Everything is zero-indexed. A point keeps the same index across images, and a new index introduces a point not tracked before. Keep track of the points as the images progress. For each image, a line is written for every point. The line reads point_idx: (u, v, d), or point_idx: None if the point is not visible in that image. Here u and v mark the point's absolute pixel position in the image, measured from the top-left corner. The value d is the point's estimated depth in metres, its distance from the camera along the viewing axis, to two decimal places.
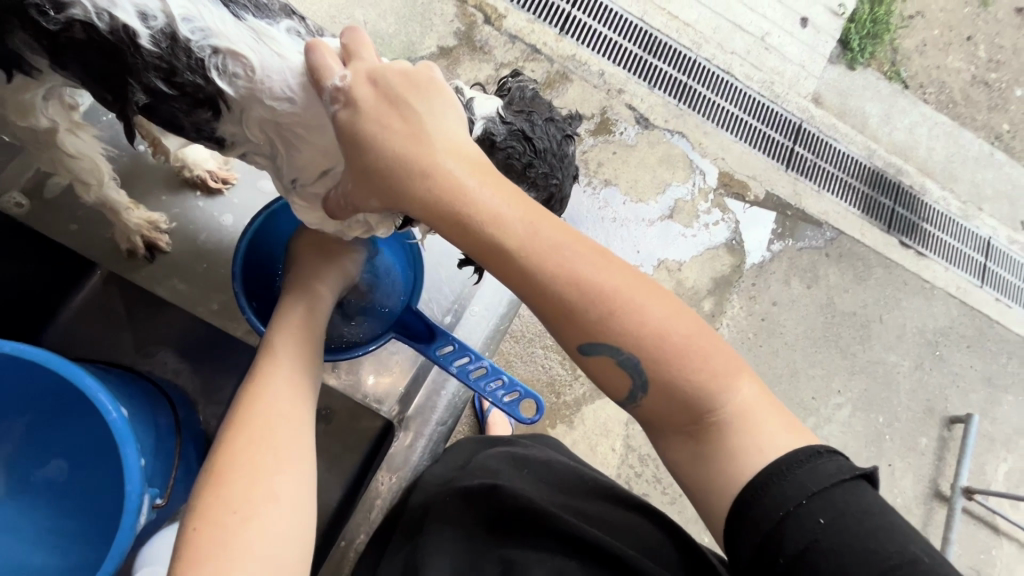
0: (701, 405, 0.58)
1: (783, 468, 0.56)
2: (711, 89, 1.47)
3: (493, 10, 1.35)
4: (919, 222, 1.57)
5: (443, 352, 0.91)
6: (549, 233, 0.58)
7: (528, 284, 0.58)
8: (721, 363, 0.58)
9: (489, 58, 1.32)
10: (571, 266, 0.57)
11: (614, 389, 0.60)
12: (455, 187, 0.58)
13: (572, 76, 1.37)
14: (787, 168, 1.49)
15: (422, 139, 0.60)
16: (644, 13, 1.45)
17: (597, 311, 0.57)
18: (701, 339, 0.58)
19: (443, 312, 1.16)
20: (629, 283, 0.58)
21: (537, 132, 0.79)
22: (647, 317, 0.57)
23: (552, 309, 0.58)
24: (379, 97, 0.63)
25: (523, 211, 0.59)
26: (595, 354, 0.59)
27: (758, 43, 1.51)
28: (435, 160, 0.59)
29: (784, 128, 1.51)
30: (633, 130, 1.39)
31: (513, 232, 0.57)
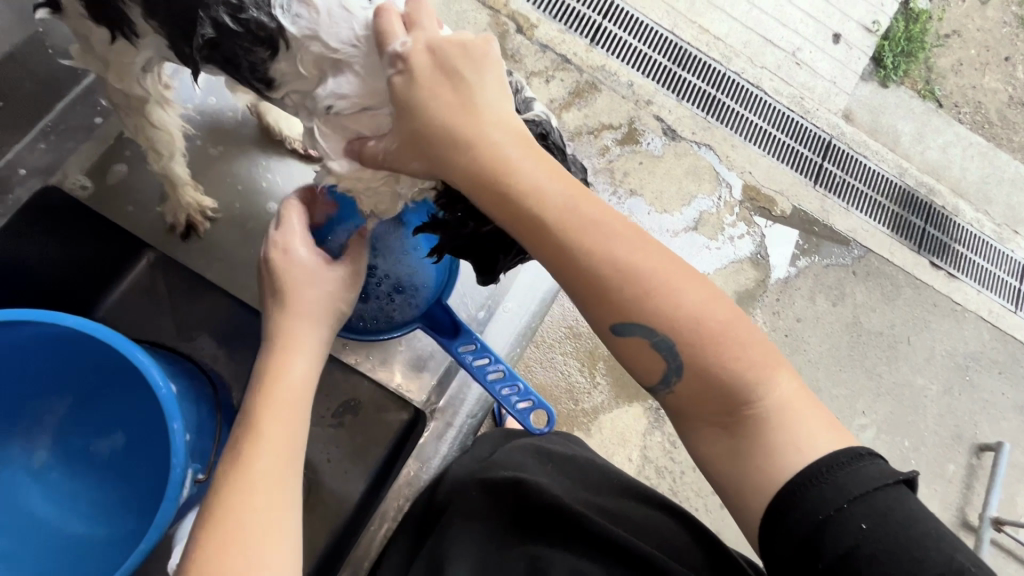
0: (736, 392, 0.59)
1: (824, 470, 0.56)
2: (740, 103, 1.47)
3: (525, 20, 1.37)
4: (950, 242, 1.54)
5: (464, 349, 0.93)
6: (590, 210, 0.60)
7: (564, 260, 0.60)
8: (759, 355, 0.59)
9: (519, 66, 1.34)
10: (609, 246, 0.59)
11: (647, 372, 0.61)
12: (503, 158, 0.60)
13: (601, 86, 1.37)
14: (815, 184, 1.48)
15: (470, 110, 0.62)
16: (674, 26, 1.45)
17: (632, 291, 0.59)
18: (738, 327, 0.60)
19: (476, 305, 1.14)
20: (664, 266, 0.60)
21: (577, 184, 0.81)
22: (682, 303, 0.59)
23: (587, 284, 0.60)
24: (434, 66, 0.63)
25: (565, 186, 0.60)
26: (628, 336, 0.60)
27: (789, 59, 1.51)
28: (482, 130, 0.61)
29: (813, 144, 1.50)
30: (660, 141, 1.39)
31: (554, 207, 0.59)
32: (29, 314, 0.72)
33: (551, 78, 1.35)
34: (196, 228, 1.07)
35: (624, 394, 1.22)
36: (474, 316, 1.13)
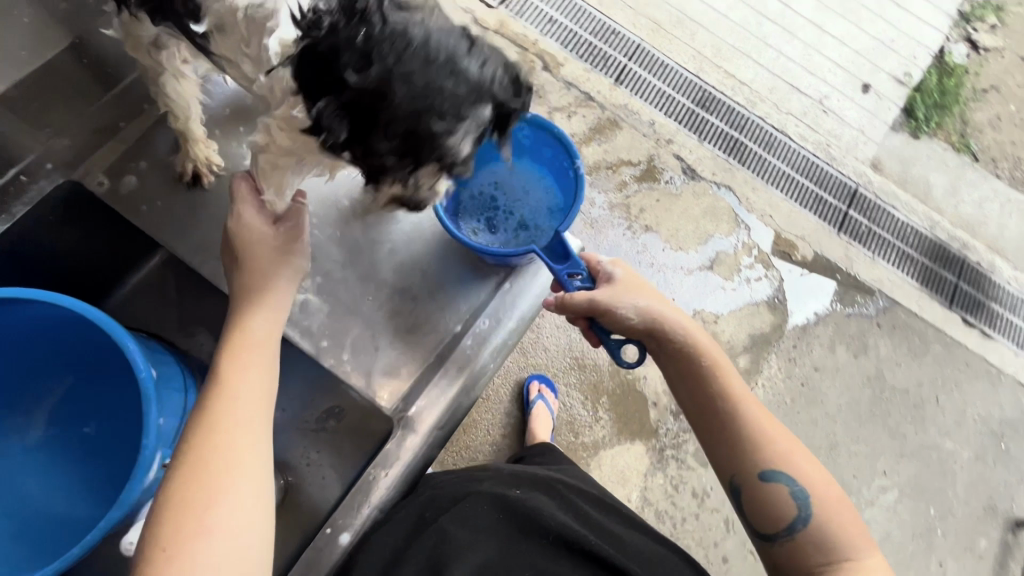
0: (837, 548, 0.71)
1: None
2: (763, 147, 1.46)
3: (552, 58, 1.41)
4: (986, 300, 1.47)
5: (570, 276, 0.91)
6: (756, 402, 0.78)
7: (725, 422, 0.76)
8: (857, 533, 0.73)
9: (543, 102, 1.38)
10: (764, 423, 0.76)
11: (769, 518, 0.73)
12: (693, 344, 0.80)
13: (622, 124, 1.40)
14: (839, 232, 1.45)
15: (670, 310, 0.83)
16: (700, 70, 1.48)
17: (757, 448, 0.75)
18: (847, 510, 0.74)
19: (454, 320, 1.10)
20: (781, 437, 0.76)
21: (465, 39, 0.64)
22: (812, 478, 0.73)
23: (721, 432, 0.77)
24: (636, 288, 0.84)
25: (738, 378, 0.80)
26: (772, 483, 0.73)
27: (816, 106, 1.51)
28: (682, 323, 0.81)
29: (839, 191, 1.47)
30: (680, 179, 1.40)
31: (730, 386, 0.78)
32: (24, 291, 0.75)
33: (574, 114, 1.39)
34: (201, 178, 1.10)
35: (627, 431, 1.19)
36: (451, 332, 1.10)
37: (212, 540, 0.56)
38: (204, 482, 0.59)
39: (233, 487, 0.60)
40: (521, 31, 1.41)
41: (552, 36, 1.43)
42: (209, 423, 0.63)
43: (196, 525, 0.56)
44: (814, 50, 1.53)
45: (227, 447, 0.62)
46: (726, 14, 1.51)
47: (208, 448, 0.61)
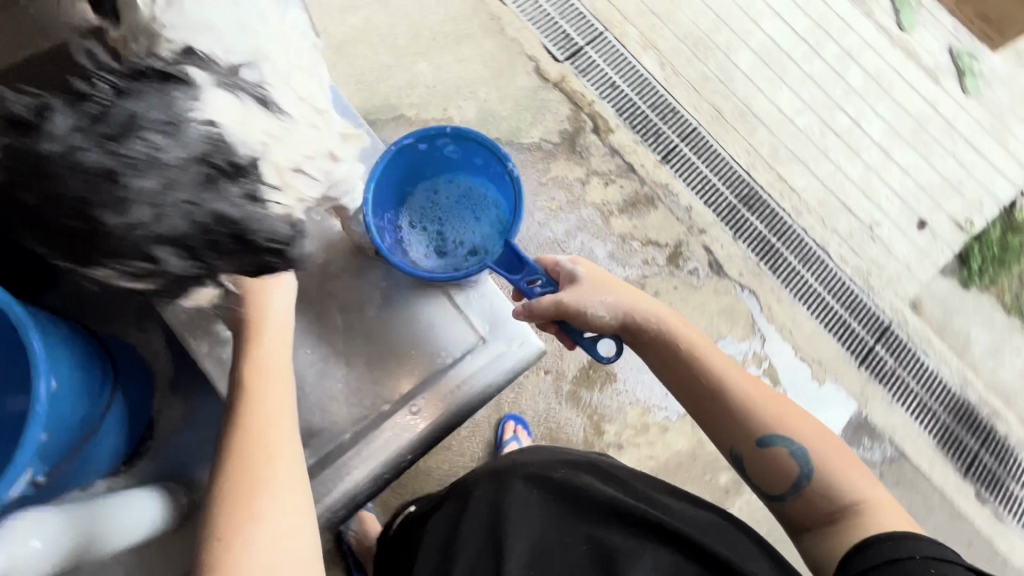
0: (839, 488, 0.69)
1: (906, 539, 0.63)
2: (799, 259, 1.40)
3: (603, 122, 1.40)
4: (1006, 477, 1.35)
5: (530, 284, 0.87)
6: (739, 373, 0.76)
7: (716, 399, 0.74)
8: (853, 470, 0.71)
9: (584, 163, 1.36)
10: (751, 391, 0.74)
11: (777, 480, 0.71)
12: (666, 330, 0.77)
13: (658, 203, 1.37)
14: (860, 365, 1.36)
15: (635, 296, 0.81)
16: (751, 167, 1.44)
17: (750, 415, 0.73)
18: (842, 454, 0.72)
19: (385, 396, 0.97)
20: (768, 399, 0.74)
21: (226, 189, 0.55)
22: (806, 436, 0.72)
23: (714, 413, 0.74)
24: (599, 278, 0.82)
25: (717, 353, 0.77)
26: (771, 445, 0.72)
27: (864, 231, 1.44)
28: (649, 310, 0.79)
29: (869, 323, 1.39)
30: (703, 272, 1.35)
31: (711, 363, 0.75)
32: None
33: (612, 182, 1.36)
34: None
35: None
36: (377, 409, 0.96)
37: (282, 547, 0.61)
38: (253, 505, 0.62)
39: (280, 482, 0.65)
40: (580, 90, 1.40)
41: (609, 101, 1.42)
42: (244, 459, 0.65)
43: (258, 537, 0.60)
44: (875, 173, 1.47)
45: (264, 453, 0.66)
46: (792, 118, 1.48)
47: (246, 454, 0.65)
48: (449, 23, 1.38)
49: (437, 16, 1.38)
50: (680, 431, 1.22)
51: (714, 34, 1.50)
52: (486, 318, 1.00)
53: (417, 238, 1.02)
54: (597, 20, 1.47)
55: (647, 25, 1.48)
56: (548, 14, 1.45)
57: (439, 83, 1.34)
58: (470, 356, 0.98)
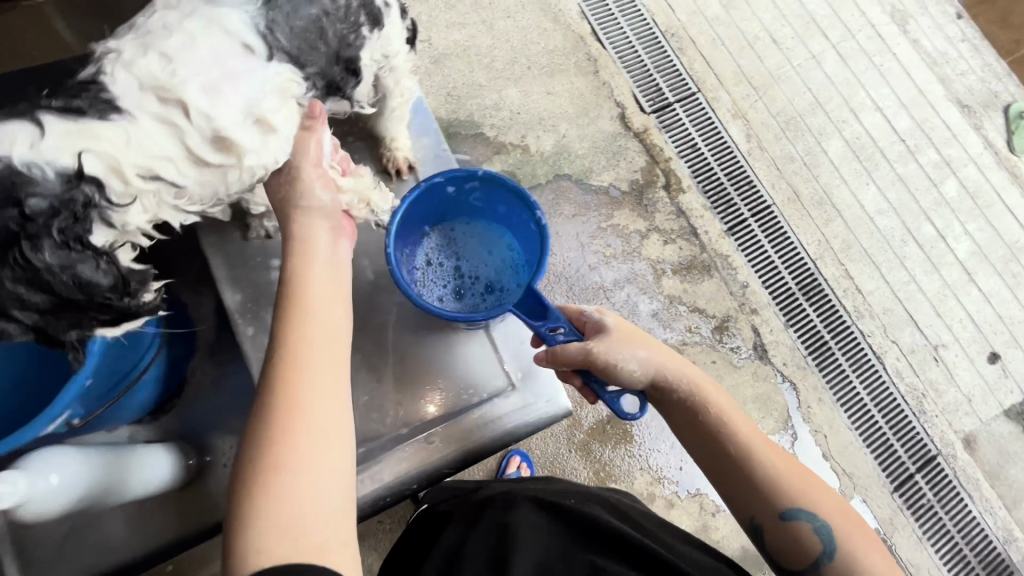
0: (858, 570, 0.65)
1: None
2: (851, 365, 1.33)
3: (677, 180, 1.38)
4: None
5: (553, 331, 0.84)
6: (766, 444, 0.72)
7: (740, 471, 0.70)
8: (870, 547, 0.68)
9: (648, 217, 1.35)
10: (778, 464, 0.70)
11: (800, 556, 0.67)
12: (692, 394, 0.74)
13: (713, 272, 1.34)
14: (893, 490, 1.27)
15: (665, 353, 0.78)
16: (819, 257, 1.39)
17: (773, 492, 0.69)
18: (863, 536, 0.68)
19: (406, 419, 1.01)
20: (795, 473, 0.70)
21: (32, 241, 0.64)
22: (829, 514, 0.68)
23: (736, 482, 0.71)
24: (628, 330, 0.79)
25: (744, 420, 0.73)
26: (794, 519, 0.67)
27: (928, 350, 1.35)
28: (678, 371, 0.75)
29: (913, 449, 1.30)
30: (745, 353, 1.30)
31: (739, 434, 0.71)
32: None
33: (671, 242, 1.34)
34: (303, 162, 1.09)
35: None
36: (396, 430, 1.00)
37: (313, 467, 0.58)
38: (286, 420, 0.59)
39: (313, 406, 0.60)
40: (659, 145, 1.40)
41: (686, 161, 1.40)
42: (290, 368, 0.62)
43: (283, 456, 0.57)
44: (952, 294, 1.39)
45: (301, 372, 0.61)
46: (873, 217, 1.42)
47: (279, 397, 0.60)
48: (547, 55, 1.41)
49: (537, 47, 1.41)
50: (685, 511, 1.16)
51: (809, 117, 1.47)
52: (520, 367, 1.04)
53: (435, 278, 1.06)
54: (692, 80, 1.47)
55: (742, 95, 1.47)
56: (645, 65, 1.46)
57: (524, 110, 1.37)
58: (495, 400, 1.02)
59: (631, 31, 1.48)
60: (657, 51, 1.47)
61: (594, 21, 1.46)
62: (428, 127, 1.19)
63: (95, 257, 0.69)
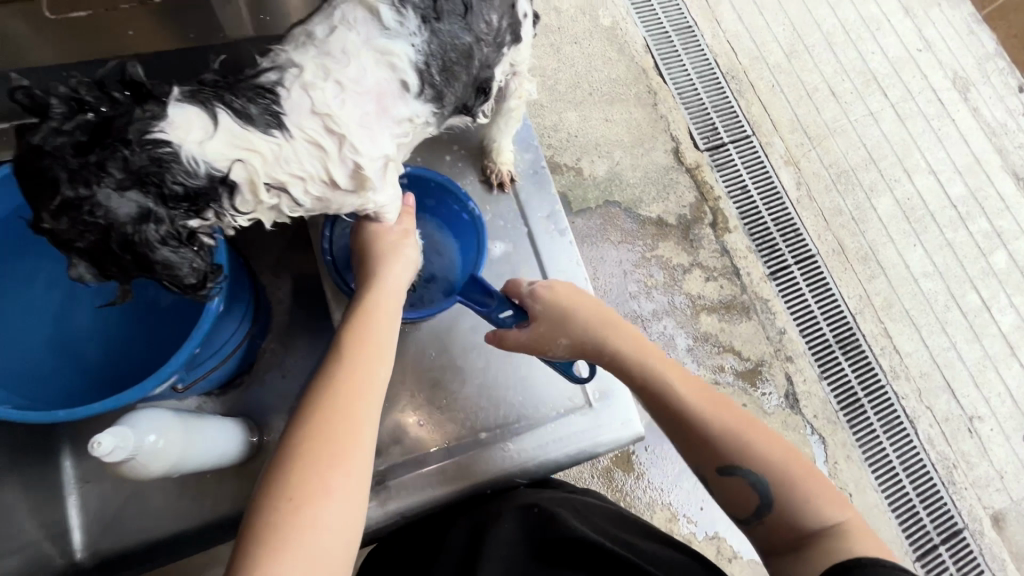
0: (806, 520, 0.67)
1: (863, 564, 0.60)
2: (882, 425, 1.31)
3: (724, 220, 1.39)
4: None
5: (503, 313, 0.88)
6: (704, 397, 0.76)
7: (680, 427, 0.75)
8: (818, 492, 0.69)
9: (692, 252, 1.36)
10: (716, 414, 0.74)
11: (744, 507, 0.70)
12: (630, 351, 0.80)
13: (752, 315, 1.33)
14: (915, 559, 1.24)
15: (603, 310, 0.84)
16: (860, 312, 1.38)
17: (705, 433, 0.73)
18: (811, 483, 0.70)
19: (485, 424, 0.96)
20: (732, 420, 0.73)
21: (152, 220, 0.66)
22: (769, 459, 0.70)
23: (670, 431, 0.75)
24: (566, 285, 0.85)
25: (679, 374, 0.78)
26: (734, 470, 0.70)
27: (963, 421, 1.33)
28: (618, 332, 0.82)
29: (939, 519, 1.26)
30: (776, 400, 1.29)
31: (673, 388, 0.76)
32: None
33: (712, 279, 1.34)
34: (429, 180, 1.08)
35: None
36: (474, 435, 0.95)
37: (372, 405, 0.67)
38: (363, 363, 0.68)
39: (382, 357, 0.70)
40: (710, 182, 1.41)
41: (735, 201, 1.41)
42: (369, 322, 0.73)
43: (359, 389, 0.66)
44: (992, 365, 1.37)
45: (382, 329, 0.73)
46: (917, 279, 1.41)
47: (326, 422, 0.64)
48: (609, 84, 1.44)
49: (600, 75, 1.44)
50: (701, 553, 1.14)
51: (861, 172, 1.47)
52: (600, 388, 0.98)
53: None
54: (748, 123, 1.48)
55: (796, 143, 1.48)
56: (703, 103, 1.48)
57: (581, 134, 1.39)
58: (572, 416, 0.97)
59: (692, 68, 1.50)
60: (716, 91, 1.49)
61: (658, 55, 1.49)
62: (530, 143, 1.21)
63: (194, 254, 0.71)
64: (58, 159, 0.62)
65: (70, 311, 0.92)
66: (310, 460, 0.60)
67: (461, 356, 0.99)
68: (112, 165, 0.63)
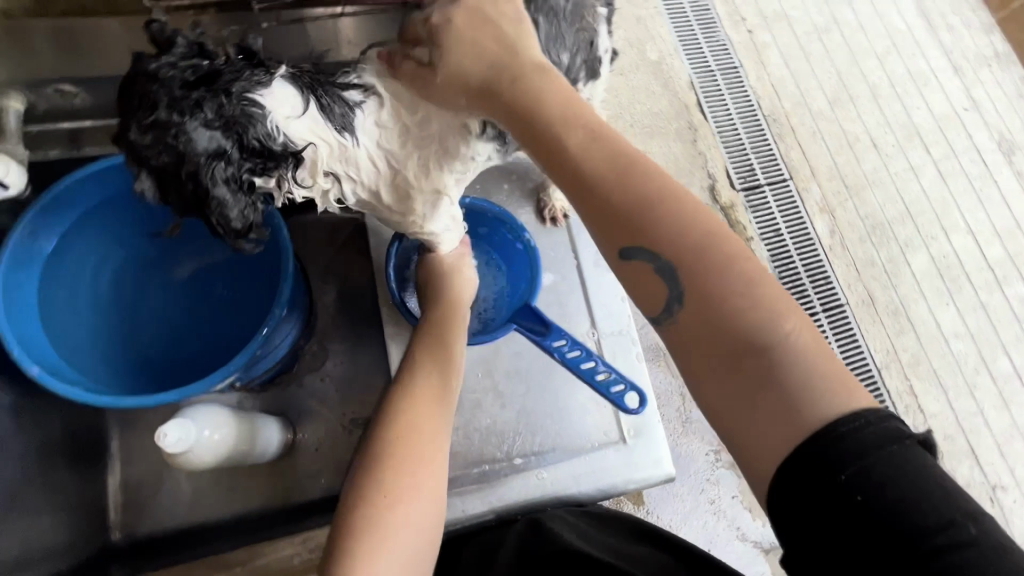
0: (755, 339, 0.53)
1: (848, 422, 0.48)
2: None
3: (754, 261, 1.39)
4: None
5: (558, 343, 0.92)
6: (648, 187, 0.59)
7: (609, 225, 0.60)
8: (789, 314, 0.54)
9: None
10: (653, 210, 0.58)
11: (659, 309, 0.58)
12: (569, 141, 0.62)
13: None
14: None
15: (544, 93, 0.65)
16: (885, 367, 1.35)
17: (643, 212, 0.58)
18: (781, 302, 0.54)
19: (518, 450, 0.95)
20: (678, 222, 0.57)
21: (220, 161, 0.62)
22: (728, 276, 0.55)
23: (606, 217, 0.60)
24: (496, 63, 0.67)
25: (614, 159, 0.61)
26: (643, 261, 0.58)
27: (985, 489, 1.29)
28: (560, 124, 0.63)
29: None
30: None
31: (601, 179, 0.60)
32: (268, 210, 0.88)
33: None
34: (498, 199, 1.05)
35: None
36: (509, 460, 0.94)
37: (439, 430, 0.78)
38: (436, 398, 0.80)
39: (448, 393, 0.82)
40: (743, 222, 1.42)
41: (767, 244, 1.41)
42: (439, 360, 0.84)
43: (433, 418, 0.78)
44: (1019, 435, 1.33)
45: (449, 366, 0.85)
46: (947, 338, 1.38)
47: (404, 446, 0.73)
48: (650, 117, 1.46)
49: (643, 108, 1.47)
50: None
51: (898, 225, 1.46)
52: (632, 424, 0.97)
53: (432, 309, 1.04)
54: (786, 167, 1.49)
55: (833, 191, 1.48)
56: (742, 143, 1.49)
57: None
58: (605, 451, 0.95)
59: (734, 108, 1.51)
60: (757, 133, 1.50)
61: (701, 92, 1.51)
62: None
63: (248, 204, 0.66)
64: (165, 87, 0.61)
65: (142, 293, 0.99)
66: (389, 472, 0.70)
67: (503, 381, 0.98)
68: (205, 101, 0.61)
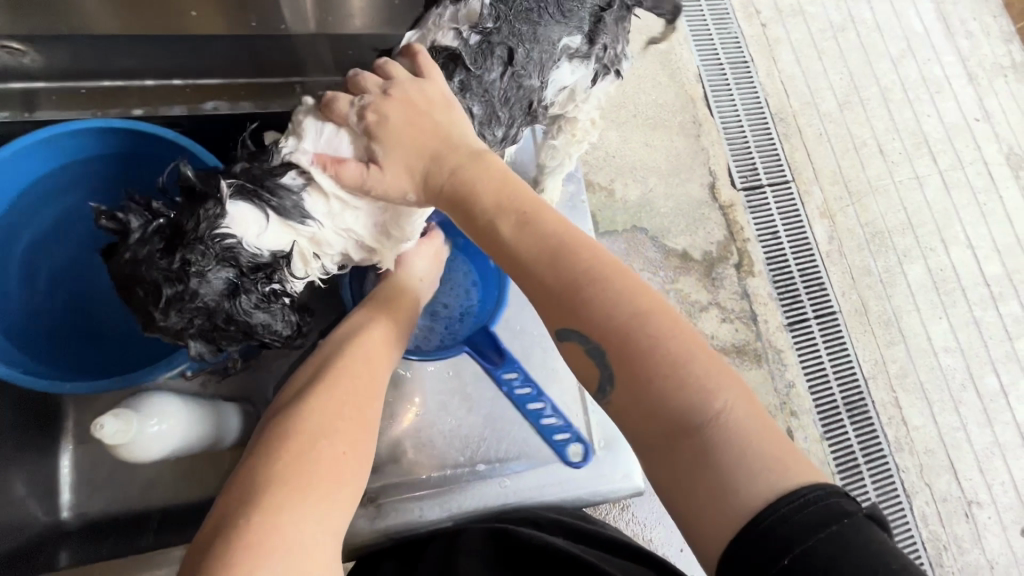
0: (680, 416, 0.52)
1: (783, 508, 0.47)
2: (875, 492, 1.28)
3: (749, 263, 1.37)
4: None
5: (509, 378, 0.90)
6: (577, 259, 0.59)
7: (542, 298, 0.60)
8: (709, 376, 0.53)
9: (712, 290, 1.34)
10: (581, 282, 0.58)
11: (587, 380, 0.59)
12: (501, 217, 0.62)
13: (762, 363, 1.31)
14: None
15: (472, 151, 0.65)
16: (872, 377, 1.35)
17: (573, 287, 0.58)
18: (703, 365, 0.53)
19: (485, 455, 0.92)
20: (603, 289, 0.57)
21: (244, 295, 0.65)
22: (655, 345, 0.54)
23: (541, 301, 0.60)
24: (406, 110, 0.66)
25: (545, 236, 0.60)
26: (571, 337, 0.58)
27: (961, 504, 1.30)
28: (486, 198, 0.63)
29: None
30: None
31: (532, 257, 0.60)
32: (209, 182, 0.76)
33: (729, 320, 1.33)
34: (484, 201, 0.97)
35: None
36: (472, 466, 0.91)
37: (361, 423, 0.67)
38: (360, 390, 0.70)
39: (377, 385, 0.72)
40: (741, 223, 1.39)
41: (764, 245, 1.39)
42: (368, 351, 0.75)
43: (350, 407, 0.67)
44: (1000, 453, 1.33)
45: (378, 358, 0.75)
46: (937, 353, 1.37)
47: (296, 440, 0.62)
48: (655, 108, 1.42)
49: (648, 99, 1.43)
50: None
51: (897, 235, 1.44)
52: (605, 437, 0.93)
53: None
54: (790, 169, 1.45)
55: (835, 196, 1.45)
56: (746, 141, 1.45)
57: (619, 155, 1.38)
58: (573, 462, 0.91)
59: (741, 104, 1.47)
60: (762, 132, 1.46)
61: (708, 86, 1.47)
62: (577, 174, 1.11)
63: (281, 309, 0.69)
64: (150, 265, 0.61)
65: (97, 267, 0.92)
66: (282, 470, 0.58)
67: (471, 383, 0.95)
68: (190, 254, 0.61)
